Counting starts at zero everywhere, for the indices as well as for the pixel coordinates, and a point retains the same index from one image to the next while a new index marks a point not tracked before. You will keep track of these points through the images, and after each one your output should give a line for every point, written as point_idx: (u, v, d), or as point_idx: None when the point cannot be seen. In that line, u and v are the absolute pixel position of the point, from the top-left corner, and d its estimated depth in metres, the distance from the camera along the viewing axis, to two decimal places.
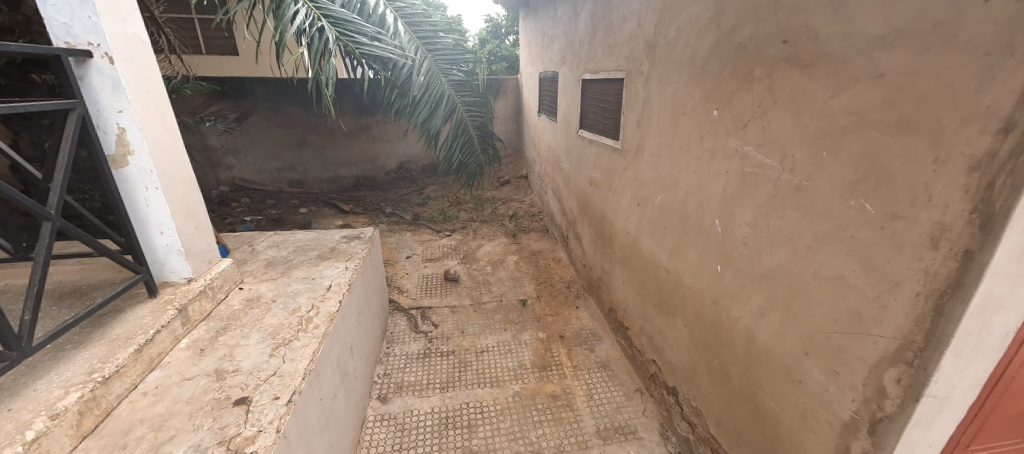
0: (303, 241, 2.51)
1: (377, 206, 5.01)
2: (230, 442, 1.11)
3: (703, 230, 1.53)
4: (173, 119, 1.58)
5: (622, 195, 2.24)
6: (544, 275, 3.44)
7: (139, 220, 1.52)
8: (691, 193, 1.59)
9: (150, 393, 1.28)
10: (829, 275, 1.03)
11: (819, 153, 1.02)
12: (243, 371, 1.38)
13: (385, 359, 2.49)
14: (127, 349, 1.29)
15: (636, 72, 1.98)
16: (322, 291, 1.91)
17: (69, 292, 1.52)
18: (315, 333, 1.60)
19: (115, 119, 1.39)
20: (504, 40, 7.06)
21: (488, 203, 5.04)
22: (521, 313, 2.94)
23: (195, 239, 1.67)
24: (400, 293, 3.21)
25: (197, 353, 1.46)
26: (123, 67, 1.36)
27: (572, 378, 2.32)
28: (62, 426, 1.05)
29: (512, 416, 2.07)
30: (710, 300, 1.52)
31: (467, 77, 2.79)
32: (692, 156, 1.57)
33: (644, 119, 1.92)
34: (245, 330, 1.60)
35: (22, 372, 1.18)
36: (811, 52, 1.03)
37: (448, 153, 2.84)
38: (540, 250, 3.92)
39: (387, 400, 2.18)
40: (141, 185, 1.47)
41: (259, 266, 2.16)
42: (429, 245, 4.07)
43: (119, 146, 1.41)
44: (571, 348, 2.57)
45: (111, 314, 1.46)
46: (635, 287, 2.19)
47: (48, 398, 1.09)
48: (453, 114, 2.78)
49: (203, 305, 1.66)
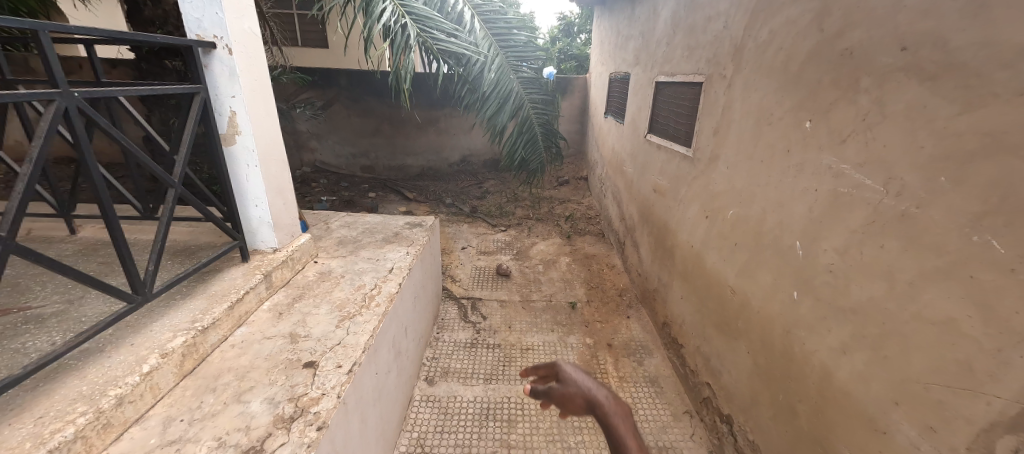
0: (371, 224, 2.68)
1: (438, 196, 5.21)
2: (298, 400, 1.23)
3: (779, 252, 1.40)
4: (274, 105, 1.76)
5: (687, 206, 2.11)
6: (596, 281, 3.37)
7: (239, 193, 1.72)
8: (768, 210, 1.46)
9: (237, 346, 1.45)
10: (935, 318, 0.90)
11: (935, 179, 0.90)
12: (313, 338, 1.52)
13: (434, 344, 2.60)
14: (222, 305, 1.47)
15: (717, 77, 1.86)
16: (385, 272, 2.04)
17: (181, 250, 1.76)
18: (377, 311, 1.71)
19: (228, 103, 1.58)
20: (576, 38, 6.98)
21: (545, 202, 5.04)
22: (569, 315, 2.91)
23: (282, 214, 1.86)
24: (453, 282, 3.32)
25: (276, 316, 1.62)
26: (238, 57, 1.54)
27: (617, 388, 2.26)
28: (169, 364, 1.22)
29: (552, 418, 2.07)
30: (779, 328, 1.38)
31: (537, 74, 2.83)
32: (773, 170, 1.45)
33: (721, 127, 1.80)
34: (317, 300, 1.75)
35: (144, 314, 1.39)
36: (937, 63, 0.91)
37: (511, 149, 2.87)
38: (594, 254, 3.84)
39: (433, 383, 2.28)
40: (244, 162, 1.67)
41: (332, 243, 2.34)
42: (484, 238, 4.16)
43: (230, 126, 1.60)
44: (618, 358, 2.50)
45: (212, 272, 1.66)
46: (691, 306, 2.08)
47: (159, 339, 1.27)
48: (519, 111, 2.81)
49: (284, 273, 1.85)
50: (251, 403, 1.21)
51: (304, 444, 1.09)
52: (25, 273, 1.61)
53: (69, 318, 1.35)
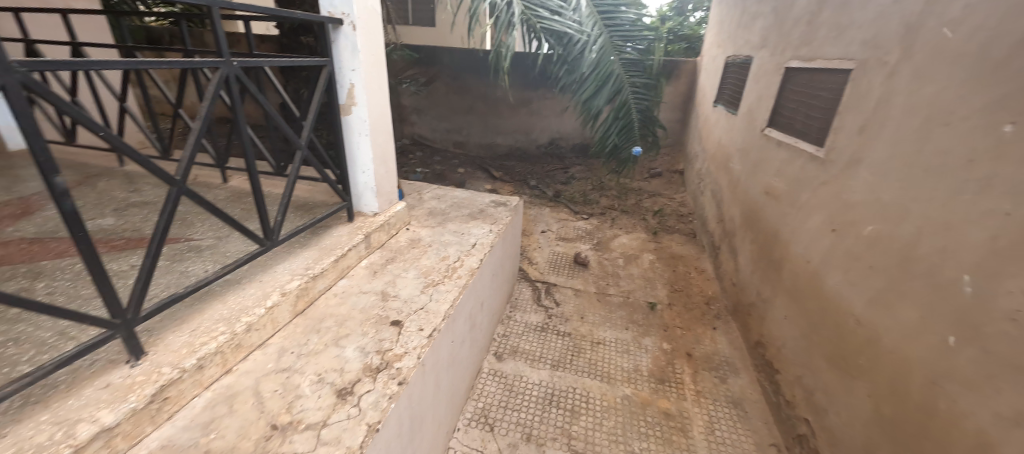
0: (459, 198, 2.79)
1: (523, 177, 5.24)
2: (384, 354, 1.34)
3: (933, 285, 1.14)
4: (386, 80, 1.87)
5: (807, 216, 1.83)
6: (681, 284, 3.13)
7: (351, 159, 1.89)
8: (924, 232, 1.20)
9: (337, 295, 1.61)
10: None
11: None
12: (400, 299, 1.63)
13: (506, 322, 2.66)
14: (329, 257, 1.64)
15: (874, 63, 1.55)
16: (468, 246, 2.11)
17: (301, 205, 2.00)
18: (458, 282, 1.78)
19: (348, 76, 1.72)
20: (688, 16, 6.37)
21: (633, 194, 4.79)
22: (646, 316, 2.76)
23: (384, 182, 2.01)
24: (529, 264, 3.35)
25: (371, 274, 1.78)
26: (360, 33, 1.66)
27: (692, 402, 2.10)
28: (285, 303, 1.40)
29: (618, 418, 2.00)
30: (921, 375, 1.14)
31: (642, 57, 2.63)
32: (941, 183, 1.17)
33: (871, 126, 1.50)
34: (407, 265, 1.88)
35: (270, 257, 1.61)
36: None
37: (604, 135, 2.74)
38: (682, 255, 3.57)
39: (501, 359, 2.33)
40: (357, 131, 1.82)
41: (423, 213, 2.48)
42: (565, 224, 4.10)
43: (348, 98, 1.75)
44: (698, 370, 2.31)
45: (324, 227, 1.87)
46: (796, 329, 1.82)
47: (280, 280, 1.47)
48: (617, 95, 2.65)
49: (381, 236, 2.01)
50: (346, 349, 1.34)
51: (386, 395, 1.18)
52: (190, 210, 1.97)
53: (218, 252, 1.62)
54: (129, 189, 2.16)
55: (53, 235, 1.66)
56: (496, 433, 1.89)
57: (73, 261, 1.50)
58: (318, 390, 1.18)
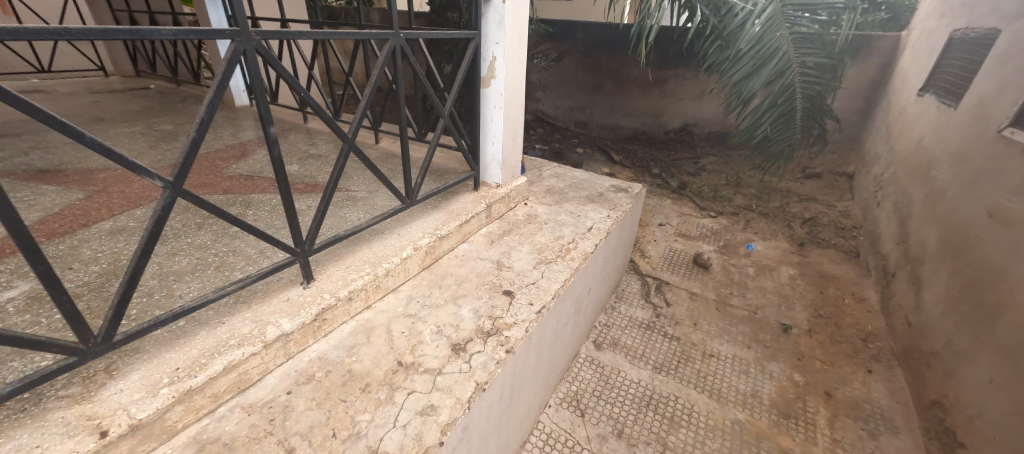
0: (579, 179, 2.73)
1: (646, 164, 4.91)
2: (495, 321, 1.40)
3: None
4: (526, 53, 1.88)
5: None
6: (828, 309, 2.63)
7: (483, 131, 1.98)
8: None
9: (458, 257, 1.74)
10: None
11: None
12: (514, 270, 1.69)
13: (609, 312, 2.58)
14: (456, 221, 1.77)
15: None
16: (584, 229, 2.07)
17: (436, 170, 2.19)
18: (571, 264, 1.77)
19: (492, 49, 1.77)
20: None
21: (777, 195, 4.13)
22: (775, 337, 2.40)
23: (511, 155, 2.07)
24: (642, 257, 3.16)
25: (489, 242, 1.87)
26: (508, 6, 1.69)
27: (824, 449, 1.78)
28: (416, 256, 1.56)
29: (724, 442, 1.81)
30: None
31: (822, 30, 2.16)
32: None
33: None
34: (522, 239, 1.92)
35: (408, 213, 1.80)
36: None
37: (754, 123, 2.36)
38: (835, 276, 2.97)
39: (600, 348, 2.29)
40: (492, 104, 1.88)
41: (542, 190, 2.50)
42: (688, 220, 3.75)
43: (489, 70, 1.82)
44: (836, 414, 1.94)
45: (453, 193, 2.01)
46: (1006, 400, 1.38)
47: (414, 235, 1.64)
48: (780, 78, 2.24)
49: (501, 208, 2.09)
50: (462, 308, 1.45)
51: (494, 359, 1.24)
52: (351, 165, 2.30)
53: (369, 203, 1.87)
54: (310, 143, 2.62)
55: (260, 175, 2.11)
56: (587, 420, 1.88)
57: (271, 197, 1.89)
58: (437, 340, 1.30)
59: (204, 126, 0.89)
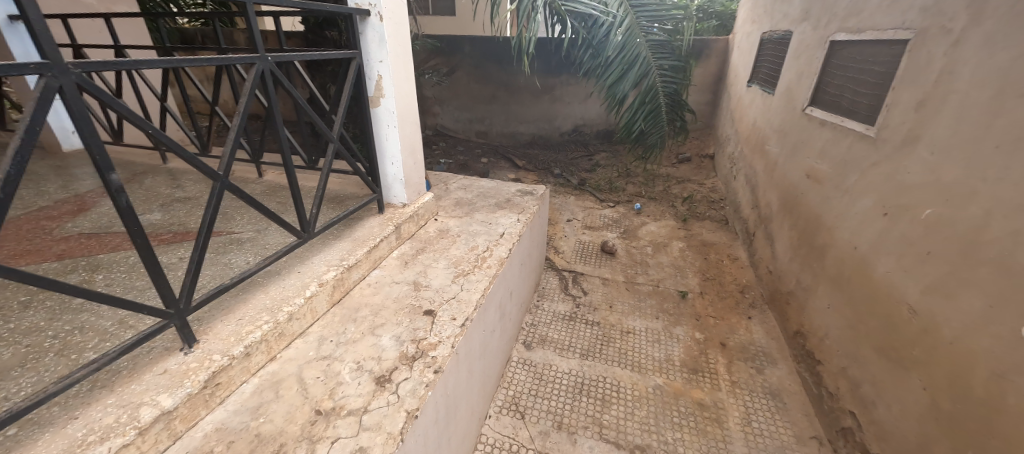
0: (485, 188, 2.78)
1: (547, 165, 5.19)
2: (419, 343, 1.36)
3: (1005, 272, 1.04)
4: (413, 69, 1.87)
5: (854, 199, 1.73)
6: (713, 272, 3.04)
7: (380, 152, 1.92)
8: (995, 214, 1.08)
9: (371, 285, 1.65)
10: None
11: None
12: (432, 288, 1.65)
13: (534, 311, 2.66)
14: (363, 248, 1.68)
15: (936, 32, 1.42)
16: (497, 236, 2.11)
17: (334, 198, 2.05)
18: (488, 272, 1.79)
19: (376, 68, 1.72)
20: None
21: (660, 180, 4.66)
22: (677, 304, 2.71)
23: (413, 173, 2.03)
24: (556, 253, 3.32)
25: (403, 264, 1.81)
26: (387, 24, 1.66)
27: (727, 393, 2.05)
28: (323, 293, 1.45)
29: (650, 407, 1.98)
30: (985, 369, 1.06)
31: (669, 38, 2.54)
32: (1016, 162, 1.05)
33: (932, 100, 1.38)
34: (437, 255, 1.90)
35: (307, 248, 1.66)
36: None
37: (630, 121, 2.64)
38: (714, 243, 3.45)
39: (530, 348, 2.34)
40: (386, 124, 1.83)
41: (450, 204, 2.50)
42: (591, 213, 4.04)
43: (376, 89, 1.76)
44: (732, 360, 2.25)
45: (356, 219, 1.90)
46: (841, 319, 1.73)
47: (317, 270, 1.51)
48: (644, 79, 2.55)
49: (411, 227, 2.03)
50: (382, 337, 1.37)
51: (423, 383, 1.20)
52: (230, 204, 2.05)
53: (258, 243, 1.68)
54: (173, 185, 2.26)
55: (109, 230, 1.77)
56: (527, 421, 1.91)
57: (128, 254, 1.59)
58: (358, 377, 1.21)
59: (10, 184, 0.72)
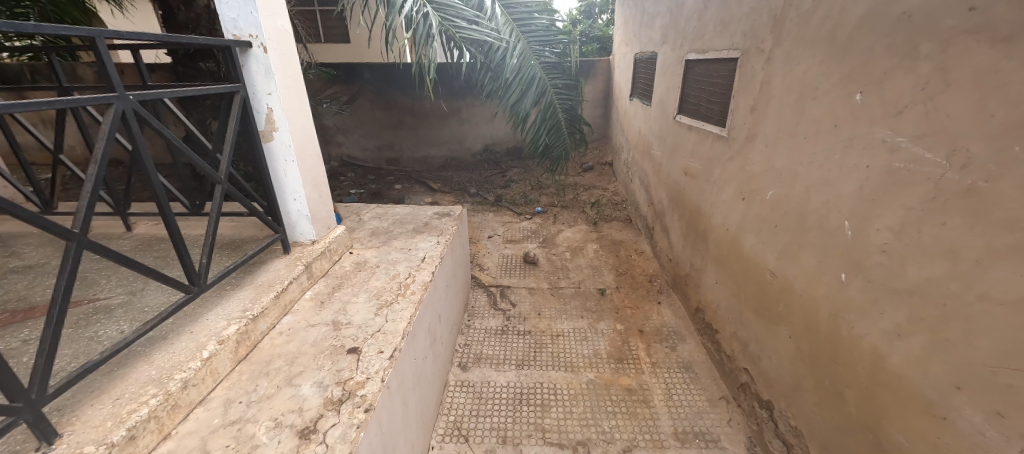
0: (401, 215, 2.73)
1: (462, 186, 5.24)
2: (345, 384, 1.29)
3: (826, 233, 1.31)
4: (307, 101, 1.80)
5: (722, 189, 2.04)
6: (625, 267, 3.32)
7: (279, 188, 1.79)
8: (812, 190, 1.37)
9: (284, 333, 1.52)
10: (1005, 298, 0.82)
11: (1007, 149, 0.81)
12: (354, 325, 1.57)
13: (466, 331, 2.65)
14: (269, 294, 1.54)
15: (755, 51, 1.76)
16: (418, 261, 2.09)
17: (227, 244, 1.86)
18: (413, 299, 1.76)
19: (265, 101, 1.63)
20: (596, 19, 6.80)
21: (569, 189, 4.99)
22: (598, 301, 2.90)
23: (319, 207, 1.93)
24: (481, 270, 3.36)
25: (318, 304, 1.69)
26: (273, 55, 1.59)
27: (649, 374, 2.25)
28: (225, 350, 1.30)
29: (585, 402, 2.08)
30: (826, 312, 1.31)
31: (559, 60, 2.78)
32: (819, 148, 1.35)
33: (760, 104, 1.71)
34: (355, 289, 1.81)
35: (199, 304, 1.48)
36: (1010, 23, 0.80)
37: (535, 136, 2.82)
38: (622, 240, 3.78)
39: (466, 369, 2.32)
40: (282, 158, 1.73)
41: (365, 234, 2.40)
42: (510, 227, 4.17)
43: (267, 123, 1.66)
44: (650, 344, 2.47)
45: (257, 264, 1.74)
46: (726, 291, 2.02)
47: (216, 326, 1.36)
48: (542, 98, 2.76)
49: (323, 264, 1.92)
50: (302, 386, 1.27)
51: (353, 425, 1.14)
52: (92, 267, 1.74)
53: (134, 308, 1.45)
54: (7, 253, 1.85)
55: None
56: (471, 443, 1.89)
57: None
58: (277, 435, 1.11)
59: None
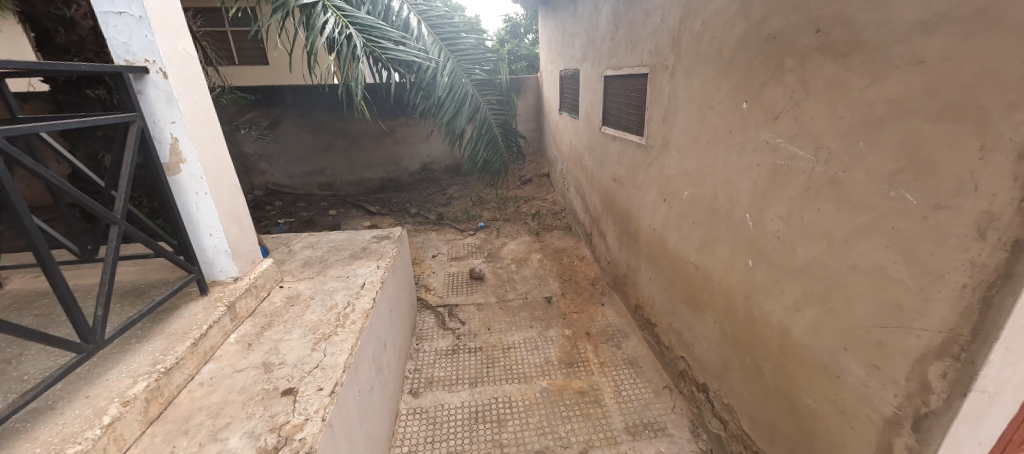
0: (336, 241, 2.61)
1: (402, 207, 5.11)
2: (281, 429, 1.19)
3: (733, 225, 1.46)
4: (219, 128, 1.68)
5: (646, 192, 2.20)
6: (568, 273, 3.43)
7: (190, 224, 1.64)
8: (719, 188, 1.53)
9: (206, 383, 1.37)
10: (868, 268, 0.97)
11: (856, 143, 0.97)
12: (288, 364, 1.46)
13: (415, 355, 2.56)
14: (184, 342, 1.39)
15: (661, 67, 1.94)
16: (356, 289, 2.00)
17: (130, 291, 1.65)
18: (353, 329, 1.67)
19: (168, 130, 1.49)
20: (523, 39, 7.09)
21: (510, 202, 5.07)
22: (545, 310, 2.96)
23: (240, 240, 1.78)
24: (427, 291, 3.28)
25: (245, 347, 1.55)
26: (175, 81, 1.47)
27: (599, 374, 2.33)
28: (132, 412, 1.15)
29: (541, 411, 2.10)
30: (741, 295, 1.46)
31: (490, 76, 2.84)
32: (720, 150, 1.51)
33: (670, 114, 1.88)
34: (288, 326, 1.69)
35: (96, 363, 1.29)
36: (846, 41, 0.97)
37: (473, 152, 2.85)
38: (564, 248, 3.91)
39: (418, 394, 2.24)
40: (193, 191, 1.58)
41: (296, 266, 2.26)
42: (454, 244, 4.14)
43: (172, 154, 1.52)
44: (597, 345, 2.56)
45: (168, 310, 1.57)
46: (659, 286, 2.16)
47: (119, 386, 1.20)
48: (477, 114, 2.80)
49: (249, 303, 1.77)
50: (230, 439, 1.16)
51: None
52: None
53: (9, 379, 1.24)
54: None
55: None
56: None
57: None
58: None
59: None
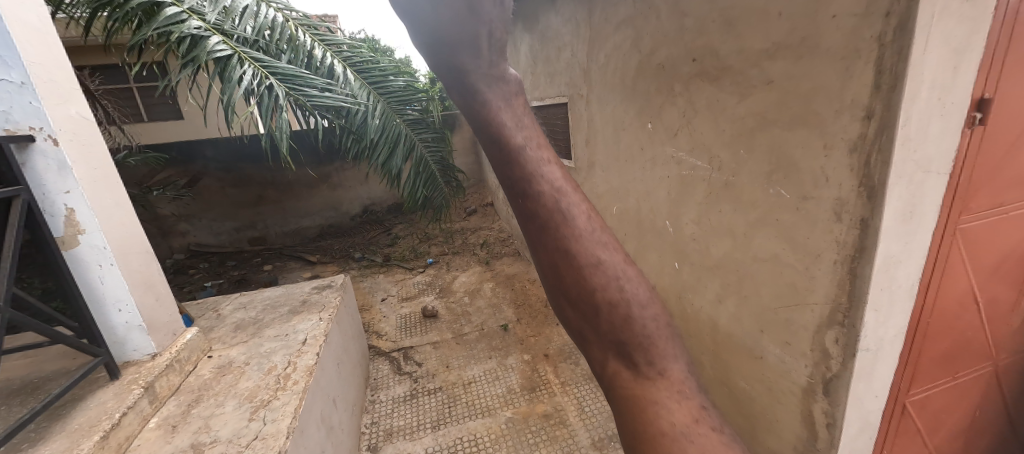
0: (271, 298, 2.44)
1: (344, 252, 4.91)
2: None
3: (658, 232, 1.59)
4: (123, 193, 1.56)
5: None
6: (522, 298, 3.47)
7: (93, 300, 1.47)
8: (641, 200, 1.66)
9: None
10: (765, 257, 1.10)
11: (738, 151, 1.12)
12: (222, 440, 1.33)
13: (370, 408, 2.42)
14: (92, 437, 1.22)
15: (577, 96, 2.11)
16: (298, 346, 1.88)
17: (20, 389, 1.43)
18: (296, 389, 1.57)
19: (62, 200, 1.35)
20: None
21: (457, 235, 5.07)
22: (502, 338, 2.95)
23: (156, 312, 1.62)
24: (379, 337, 3.14)
25: (168, 430, 1.39)
26: (67, 147, 1.35)
27: (561, 394, 2.35)
28: None
29: (507, 442, 2.06)
30: (674, 296, 1.57)
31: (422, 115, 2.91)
32: (637, 166, 1.65)
33: (591, 137, 2.04)
34: (219, 398, 1.54)
35: None
36: (716, 67, 1.14)
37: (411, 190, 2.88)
38: (515, 273, 3.96)
39: (377, 450, 2.11)
40: (95, 263, 1.43)
41: (227, 331, 2.08)
42: (404, 284, 4.03)
43: (68, 226, 1.37)
44: (556, 365, 2.60)
45: (70, 403, 1.37)
46: None
47: None
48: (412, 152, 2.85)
49: (171, 380, 1.60)
50: None
51: None
52: None
53: None
54: None
55: None
56: None
57: None
58: None
59: None
